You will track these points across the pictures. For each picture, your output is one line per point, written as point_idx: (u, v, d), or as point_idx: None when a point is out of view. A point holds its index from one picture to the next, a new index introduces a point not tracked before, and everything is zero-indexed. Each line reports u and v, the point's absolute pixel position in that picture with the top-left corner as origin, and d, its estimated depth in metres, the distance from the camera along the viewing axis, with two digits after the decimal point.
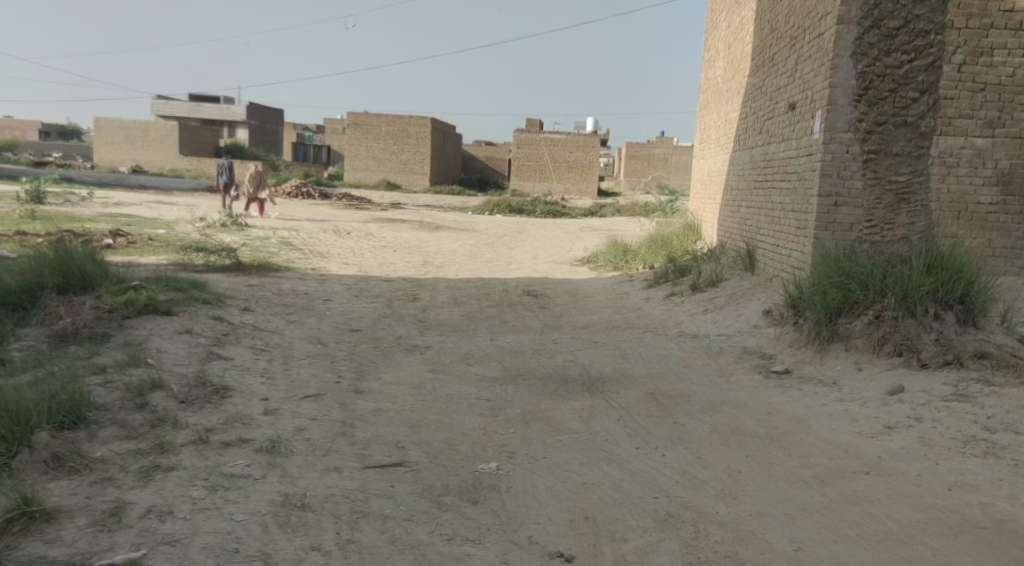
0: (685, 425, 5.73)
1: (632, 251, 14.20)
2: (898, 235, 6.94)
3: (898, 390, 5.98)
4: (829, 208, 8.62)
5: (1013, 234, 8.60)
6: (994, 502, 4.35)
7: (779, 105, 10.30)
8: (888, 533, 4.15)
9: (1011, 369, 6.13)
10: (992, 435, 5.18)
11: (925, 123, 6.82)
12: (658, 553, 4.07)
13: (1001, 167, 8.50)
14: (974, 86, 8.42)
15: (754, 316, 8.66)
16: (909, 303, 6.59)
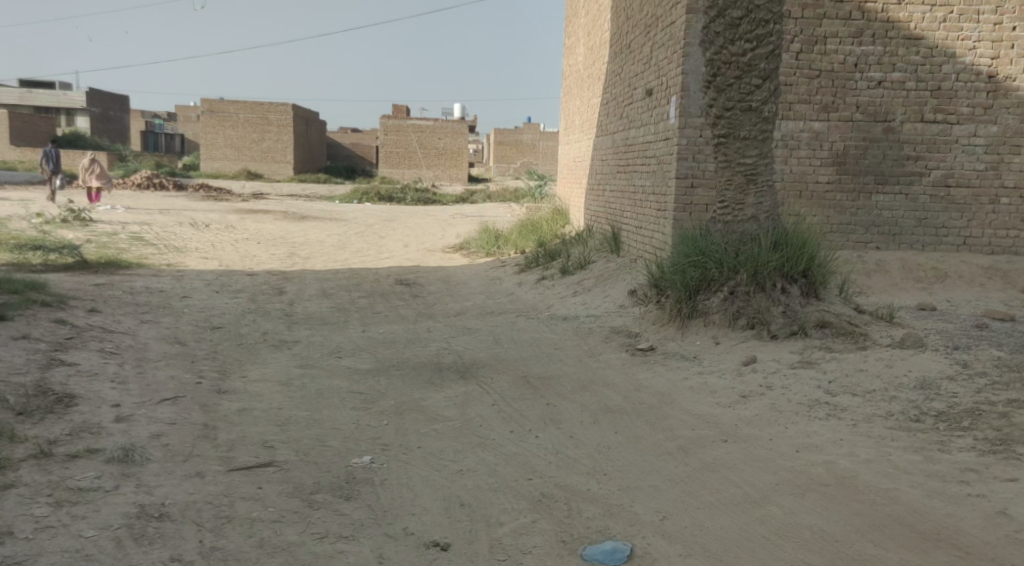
0: (557, 405, 5.85)
1: (503, 236, 14.32)
2: (748, 214, 7.31)
3: (751, 360, 6.34)
4: (686, 191, 8.98)
5: (849, 211, 9.26)
6: (837, 460, 4.67)
7: (636, 91, 10.62)
8: (744, 496, 4.38)
9: (849, 336, 6.60)
10: (834, 398, 5.57)
11: (768, 109, 7.19)
12: (533, 534, 4.13)
13: (836, 148, 9.11)
14: (811, 72, 8.97)
15: (621, 297, 8.93)
16: (759, 279, 6.98)
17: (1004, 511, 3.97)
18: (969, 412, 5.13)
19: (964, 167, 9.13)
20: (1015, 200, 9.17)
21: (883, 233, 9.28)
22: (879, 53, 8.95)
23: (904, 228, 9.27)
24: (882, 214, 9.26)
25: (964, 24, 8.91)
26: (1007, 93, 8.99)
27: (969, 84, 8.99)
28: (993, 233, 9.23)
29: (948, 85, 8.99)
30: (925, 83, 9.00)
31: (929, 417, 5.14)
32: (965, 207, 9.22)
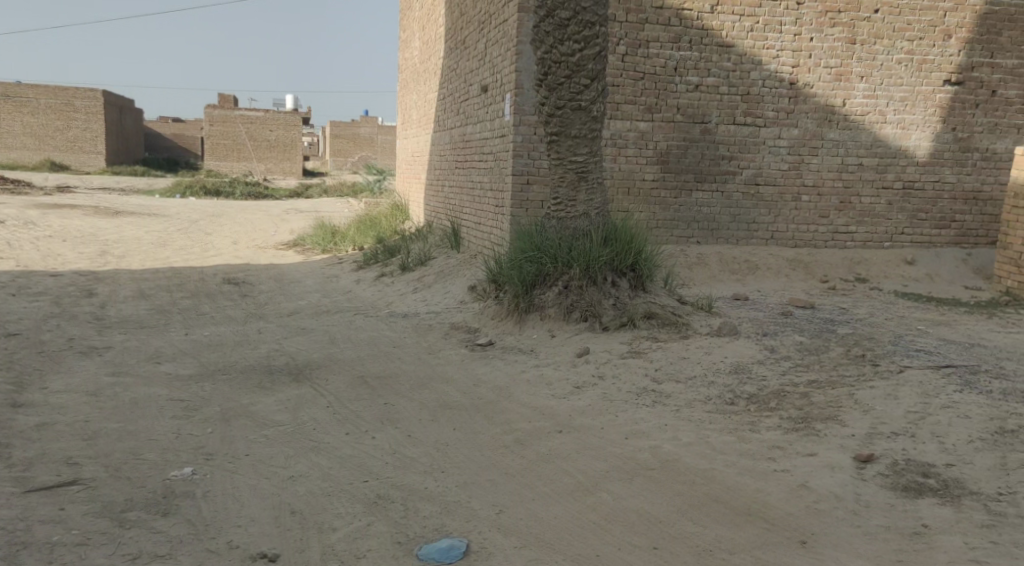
0: (395, 404, 5.77)
1: (339, 233, 13.99)
2: (579, 211, 7.50)
3: (584, 352, 6.51)
4: (521, 187, 9.10)
5: (672, 208, 9.74)
6: (662, 444, 4.88)
7: (472, 87, 10.67)
8: (577, 484, 4.48)
9: (674, 326, 6.93)
10: (660, 385, 5.83)
11: (596, 108, 7.40)
12: (367, 537, 4.03)
13: (660, 148, 9.55)
14: (635, 74, 9.33)
15: (461, 292, 8.95)
16: (591, 273, 7.19)
17: (805, 484, 4.28)
18: (776, 393, 5.51)
19: (771, 168, 9.81)
20: (815, 198, 9.97)
21: (702, 228, 9.84)
22: (696, 58, 9.44)
23: (721, 223, 9.86)
24: (701, 211, 9.81)
25: (769, 34, 9.54)
26: (806, 99, 9.73)
27: (774, 90, 9.66)
28: (796, 228, 10.01)
29: (756, 90, 9.62)
30: (737, 87, 9.58)
31: (742, 400, 5.47)
32: (772, 204, 9.92)
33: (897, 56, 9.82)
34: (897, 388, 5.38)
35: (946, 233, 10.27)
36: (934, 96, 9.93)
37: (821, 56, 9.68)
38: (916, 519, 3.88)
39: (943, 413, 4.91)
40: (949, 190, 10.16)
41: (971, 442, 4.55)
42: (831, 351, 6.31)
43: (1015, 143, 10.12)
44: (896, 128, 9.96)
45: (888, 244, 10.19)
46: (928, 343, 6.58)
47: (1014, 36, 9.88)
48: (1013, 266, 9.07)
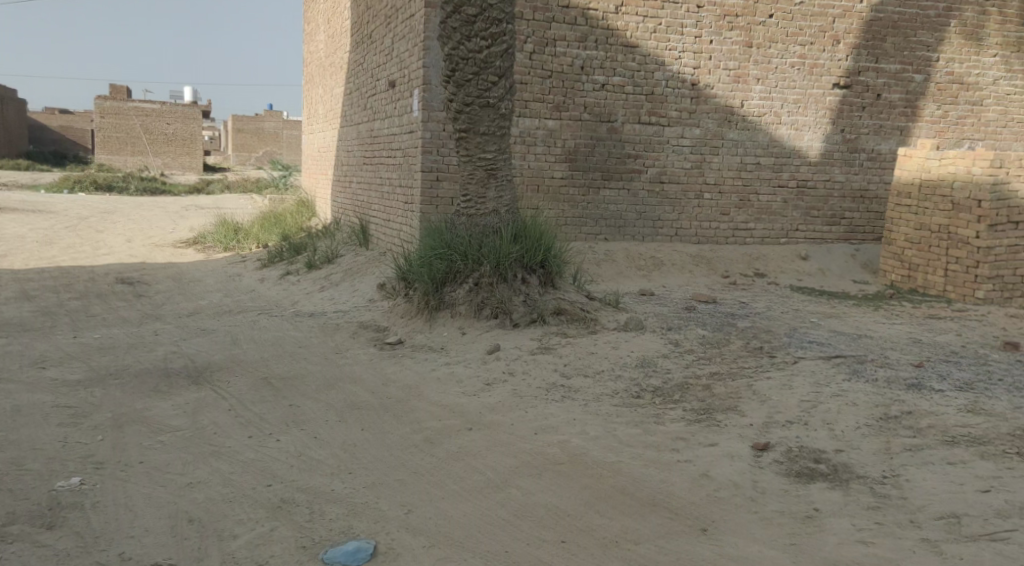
0: (300, 405, 5.65)
1: (243, 230, 13.60)
2: (489, 208, 7.50)
3: (495, 348, 6.52)
4: (431, 184, 9.05)
5: (581, 205, 9.86)
6: (570, 439, 4.93)
7: (379, 82, 10.54)
8: (486, 482, 4.48)
9: (582, 322, 7.03)
10: (569, 380, 5.89)
11: (504, 105, 7.41)
12: (270, 543, 3.92)
13: (568, 146, 9.65)
14: (543, 73, 9.40)
15: (369, 290, 8.83)
16: (501, 270, 7.21)
17: (706, 473, 4.41)
18: (680, 386, 5.66)
19: (675, 166, 10.06)
20: (716, 196, 10.28)
21: (610, 225, 10.00)
22: (602, 58, 9.57)
23: (627, 221, 10.05)
24: (608, 208, 9.96)
25: (671, 35, 9.76)
26: (707, 100, 10.01)
27: (676, 90, 9.89)
28: (698, 225, 10.30)
29: (660, 90, 9.83)
30: (642, 87, 9.77)
31: (648, 393, 5.59)
32: (676, 202, 10.17)
33: (791, 60, 10.20)
34: (791, 378, 5.60)
35: (837, 230, 10.76)
36: (824, 99, 10.37)
37: (720, 58, 9.98)
38: (809, 503, 4.05)
39: (833, 402, 5.14)
40: (838, 189, 10.64)
41: (859, 428, 4.77)
42: (731, 344, 6.51)
43: (898, 144, 10.67)
44: (790, 129, 10.36)
45: (784, 241, 10.59)
46: (820, 335, 6.87)
47: (897, 42, 10.39)
48: (897, 261, 9.56)
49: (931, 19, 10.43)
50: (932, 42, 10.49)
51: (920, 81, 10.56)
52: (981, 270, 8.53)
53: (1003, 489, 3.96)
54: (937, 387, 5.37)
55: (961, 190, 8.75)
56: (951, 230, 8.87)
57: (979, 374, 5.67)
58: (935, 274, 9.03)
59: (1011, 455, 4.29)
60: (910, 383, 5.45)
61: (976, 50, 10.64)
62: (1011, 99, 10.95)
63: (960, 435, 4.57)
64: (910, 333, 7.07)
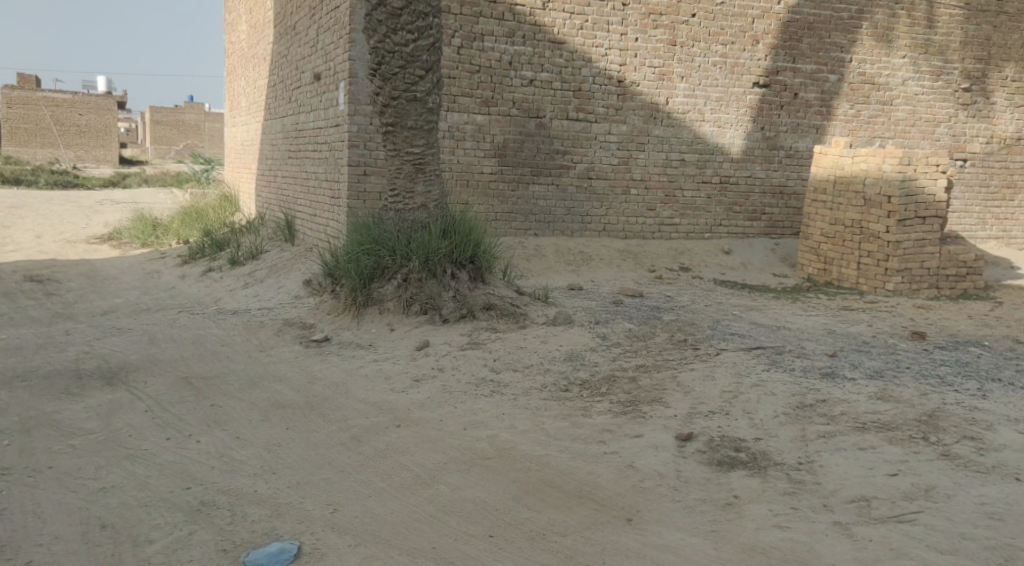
0: (222, 405, 5.52)
1: (162, 225, 13.20)
2: (417, 203, 7.45)
3: (424, 344, 6.49)
4: (358, 178, 8.94)
5: (510, 200, 9.89)
6: (499, 434, 4.95)
7: (304, 75, 10.35)
8: (414, 478, 4.46)
9: (512, 317, 7.06)
10: (498, 375, 5.91)
11: (431, 100, 7.38)
12: (189, 547, 3.82)
13: (497, 141, 9.66)
14: (471, 67, 9.38)
15: (295, 287, 8.68)
16: (431, 265, 7.18)
17: (632, 464, 4.48)
18: (607, 378, 5.74)
19: (602, 162, 10.17)
20: (642, 192, 10.44)
21: (539, 220, 10.06)
22: (529, 53, 9.61)
23: (556, 216, 10.12)
24: (538, 204, 10.02)
25: (598, 32, 9.86)
26: (633, 96, 10.15)
27: (603, 87, 10.00)
28: (626, 220, 10.45)
29: (587, 87, 9.93)
30: (569, 83, 9.85)
31: (576, 386, 5.65)
32: (604, 197, 10.29)
33: (713, 59, 10.43)
34: (714, 370, 5.74)
35: (757, 225, 11.06)
36: (744, 98, 10.64)
37: (645, 56, 10.13)
38: (729, 491, 4.16)
39: (752, 391, 5.29)
40: (759, 185, 10.93)
41: (777, 417, 4.92)
42: (656, 337, 6.63)
43: (814, 142, 11.03)
44: (713, 127, 10.59)
45: (708, 236, 10.84)
46: (741, 327, 7.06)
47: (812, 43, 10.73)
48: (814, 255, 9.89)
49: (844, 21, 10.79)
50: (845, 43, 10.86)
51: (834, 81, 10.93)
52: (891, 263, 8.88)
53: (910, 473, 4.14)
54: (850, 376, 5.58)
55: (873, 186, 9.10)
56: (863, 225, 9.22)
57: (888, 363, 5.92)
58: (849, 268, 9.37)
59: (918, 439, 4.49)
60: (825, 372, 5.65)
61: (886, 52, 11.07)
62: (919, 100, 11.42)
63: (871, 422, 4.76)
64: (826, 324, 7.33)
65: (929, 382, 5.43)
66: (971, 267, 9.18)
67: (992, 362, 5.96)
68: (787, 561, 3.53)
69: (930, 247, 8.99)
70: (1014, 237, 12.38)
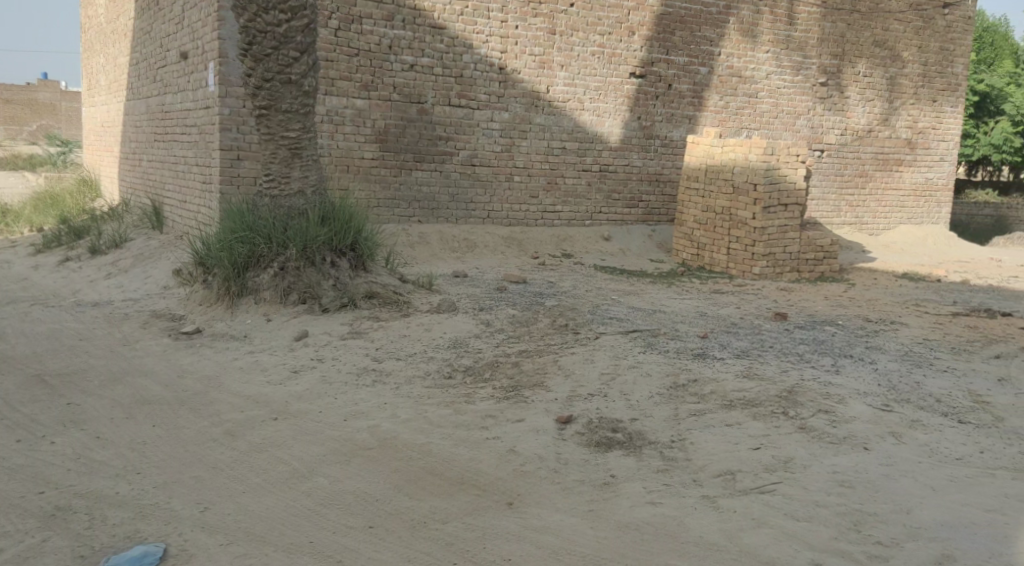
0: (81, 403, 5.23)
1: (13, 212, 12.33)
2: (294, 189, 7.26)
3: (303, 335, 6.34)
4: (231, 163, 8.62)
5: (392, 186, 9.76)
6: (380, 423, 4.90)
7: (169, 53, 9.87)
8: (291, 472, 4.36)
9: (394, 305, 7.00)
10: (380, 364, 5.85)
11: (307, 83, 7.20)
12: (42, 555, 3.60)
13: (377, 126, 9.51)
14: (349, 50, 9.19)
15: (164, 276, 8.30)
16: (309, 254, 7.01)
17: (513, 449, 4.53)
18: (490, 364, 5.78)
19: (485, 149, 10.19)
20: (525, 178, 10.53)
21: (423, 207, 9.98)
22: (409, 38, 9.50)
23: (439, 203, 10.07)
24: (420, 190, 9.94)
25: (478, 19, 9.86)
26: (514, 84, 10.21)
27: (484, 74, 10.01)
28: (509, 207, 10.51)
29: (468, 73, 9.91)
30: (450, 69, 9.80)
31: (458, 373, 5.67)
32: (487, 184, 10.32)
33: (591, 49, 10.62)
34: (593, 353, 5.87)
35: (636, 212, 11.37)
36: (622, 87, 10.88)
37: (526, 43, 10.20)
38: (606, 470, 4.27)
39: (629, 373, 5.44)
40: (636, 173, 11.23)
41: (652, 397, 5.09)
42: (539, 323, 6.72)
43: (687, 132, 11.42)
44: (592, 115, 10.79)
45: (589, 223, 11.06)
46: (619, 311, 7.25)
47: (684, 36, 11.09)
48: (688, 241, 10.27)
49: (713, 15, 11.21)
50: (715, 37, 11.28)
51: (705, 73, 11.34)
52: (757, 249, 9.32)
53: (772, 446, 4.37)
54: (719, 356, 5.84)
55: (740, 175, 9.51)
56: (732, 212, 9.63)
57: (754, 343, 6.22)
58: (719, 253, 9.77)
59: (778, 414, 4.74)
60: (696, 353, 5.88)
61: (751, 46, 11.57)
62: (781, 93, 12.01)
63: (737, 399, 4.99)
64: (698, 307, 7.62)
65: (790, 360, 5.75)
66: (828, 252, 9.75)
67: (845, 340, 6.36)
68: (659, 536, 3.64)
69: (792, 233, 9.48)
70: (867, 223, 13.23)
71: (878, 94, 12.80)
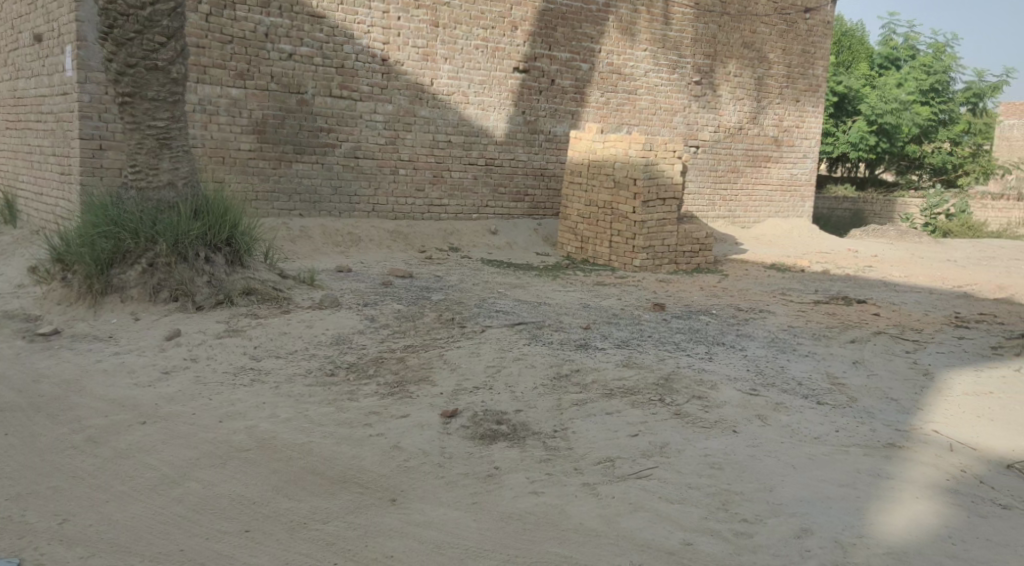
0: None
1: None
2: (163, 180, 6.94)
3: (174, 334, 6.07)
4: (93, 153, 8.16)
5: (271, 179, 9.48)
6: (258, 424, 4.75)
7: (22, 35, 9.23)
8: (161, 478, 4.17)
9: (273, 301, 6.82)
10: (258, 362, 5.67)
11: (175, 70, 6.89)
12: None
13: (254, 117, 9.21)
14: (222, 37, 8.85)
15: (18, 274, 7.76)
16: (180, 249, 6.72)
17: (397, 445, 4.49)
18: (374, 360, 5.70)
19: (368, 142, 10.03)
20: (410, 172, 10.43)
21: (304, 200, 9.74)
22: (287, 26, 9.24)
23: (321, 196, 9.85)
24: (301, 183, 9.69)
25: (359, 8, 9.69)
26: (397, 76, 10.10)
27: (366, 65, 9.85)
28: (394, 201, 10.40)
29: (349, 64, 9.72)
30: (330, 59, 9.59)
31: (341, 370, 5.57)
32: (371, 177, 10.16)
33: (474, 42, 10.63)
34: (479, 346, 5.89)
35: (521, 206, 11.46)
36: (506, 82, 10.94)
37: (408, 35, 10.09)
38: (489, 463, 4.30)
39: (514, 365, 5.49)
40: (521, 167, 11.33)
41: (537, 388, 5.15)
42: (424, 317, 6.68)
43: (569, 127, 11.60)
44: (477, 109, 10.80)
45: (475, 216, 11.07)
46: (505, 304, 7.30)
47: (565, 33, 11.27)
48: (572, 234, 10.44)
49: (593, 13, 11.43)
50: (595, 34, 11.51)
51: (586, 69, 11.55)
52: (637, 242, 9.57)
53: (649, 432, 4.50)
54: (601, 346, 5.97)
55: (621, 170, 9.73)
56: (613, 206, 9.84)
57: (634, 333, 6.39)
58: (602, 246, 9.98)
59: (656, 401, 4.89)
60: (579, 344, 5.99)
61: (629, 45, 11.87)
62: (658, 90, 12.37)
63: (617, 388, 5.12)
64: (582, 299, 7.77)
65: (668, 349, 5.93)
66: (703, 245, 10.11)
67: (718, 328, 6.63)
68: (540, 525, 3.69)
69: (670, 226, 9.79)
70: (739, 217, 13.81)
71: (748, 93, 13.38)
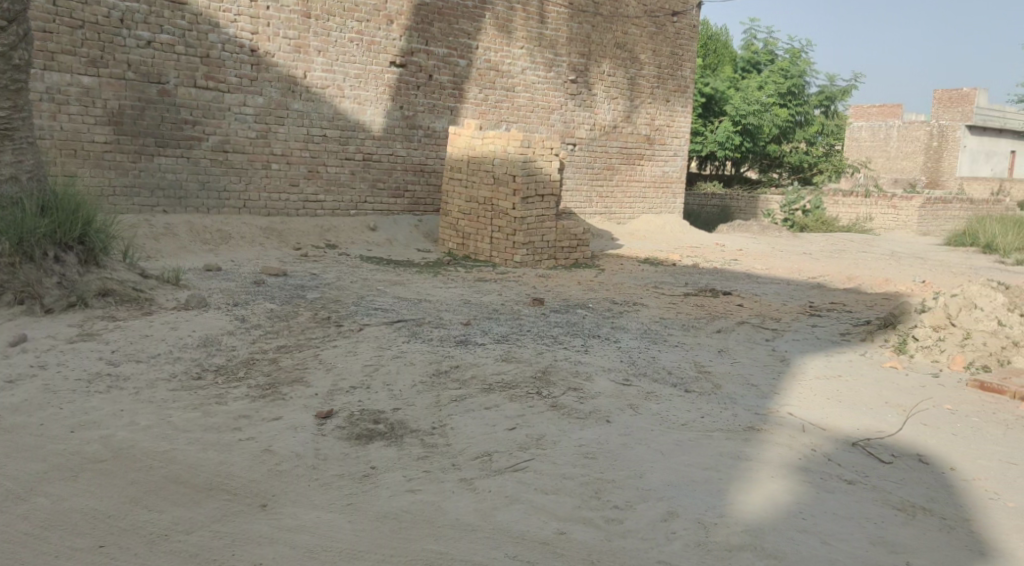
0: None
1: None
2: (4, 174, 6.48)
3: (20, 339, 5.64)
4: None
5: (131, 173, 8.98)
6: (114, 433, 4.49)
7: None
8: (4, 495, 3.87)
9: (133, 302, 6.47)
10: (116, 368, 5.36)
11: (17, 56, 6.44)
12: None
13: (110, 107, 8.71)
14: (72, 22, 8.33)
15: None
16: (25, 248, 6.25)
17: (268, 448, 4.34)
18: (245, 362, 5.50)
19: (236, 135, 9.67)
20: (283, 166, 10.13)
21: (168, 196, 9.28)
22: (145, 12, 8.79)
23: (187, 191, 9.41)
24: (165, 177, 9.23)
25: None
26: (267, 67, 9.78)
27: (234, 55, 9.49)
28: (267, 197, 10.07)
29: (215, 54, 9.34)
30: (194, 48, 9.18)
31: (209, 373, 5.34)
32: (241, 172, 9.80)
33: (349, 35, 10.42)
34: (356, 345, 5.78)
35: (400, 202, 11.33)
36: (382, 76, 10.79)
37: (278, 26, 9.79)
38: (365, 463, 4.22)
39: (392, 363, 5.41)
40: (400, 163, 11.20)
41: (415, 386, 5.10)
42: (299, 317, 6.49)
43: (448, 123, 11.56)
44: (353, 103, 10.59)
45: (353, 213, 10.86)
46: (385, 302, 7.19)
47: (442, 28, 11.21)
48: (452, 231, 10.43)
49: (469, 10, 11.45)
50: (471, 30, 11.52)
51: (463, 66, 11.54)
52: (517, 238, 9.64)
53: (525, 425, 4.53)
54: (480, 342, 5.97)
55: (500, 166, 9.78)
56: (493, 203, 9.88)
57: (513, 328, 6.42)
58: (482, 242, 10.01)
59: (533, 394, 4.94)
60: (459, 340, 5.98)
61: (506, 42, 11.96)
62: (535, 88, 12.51)
63: (496, 383, 5.13)
64: (463, 295, 7.75)
65: (545, 343, 6.00)
66: (580, 240, 10.28)
67: (594, 322, 6.76)
68: (415, 523, 3.65)
69: (549, 222, 9.92)
70: (614, 213, 14.14)
71: (621, 93, 13.72)
